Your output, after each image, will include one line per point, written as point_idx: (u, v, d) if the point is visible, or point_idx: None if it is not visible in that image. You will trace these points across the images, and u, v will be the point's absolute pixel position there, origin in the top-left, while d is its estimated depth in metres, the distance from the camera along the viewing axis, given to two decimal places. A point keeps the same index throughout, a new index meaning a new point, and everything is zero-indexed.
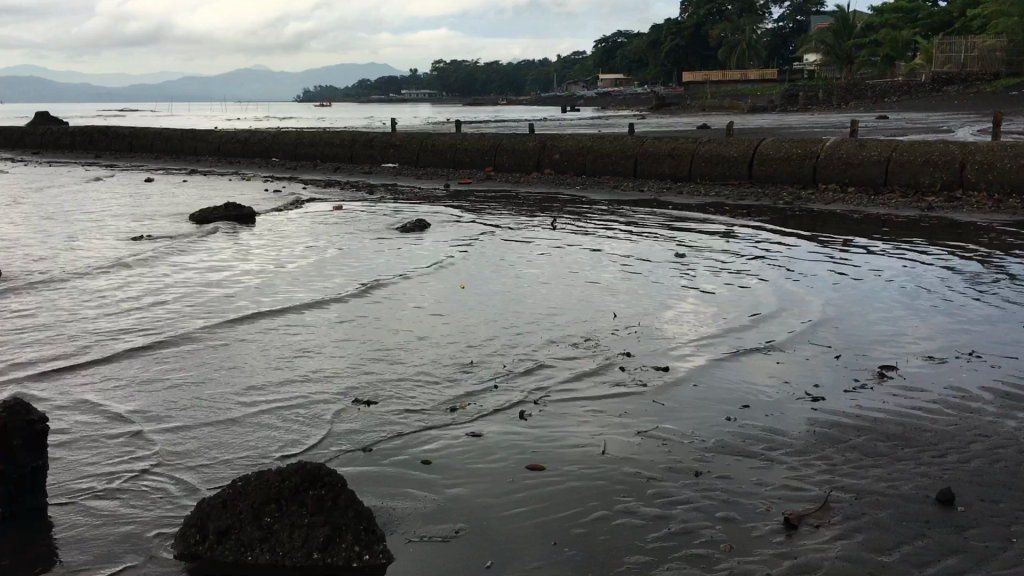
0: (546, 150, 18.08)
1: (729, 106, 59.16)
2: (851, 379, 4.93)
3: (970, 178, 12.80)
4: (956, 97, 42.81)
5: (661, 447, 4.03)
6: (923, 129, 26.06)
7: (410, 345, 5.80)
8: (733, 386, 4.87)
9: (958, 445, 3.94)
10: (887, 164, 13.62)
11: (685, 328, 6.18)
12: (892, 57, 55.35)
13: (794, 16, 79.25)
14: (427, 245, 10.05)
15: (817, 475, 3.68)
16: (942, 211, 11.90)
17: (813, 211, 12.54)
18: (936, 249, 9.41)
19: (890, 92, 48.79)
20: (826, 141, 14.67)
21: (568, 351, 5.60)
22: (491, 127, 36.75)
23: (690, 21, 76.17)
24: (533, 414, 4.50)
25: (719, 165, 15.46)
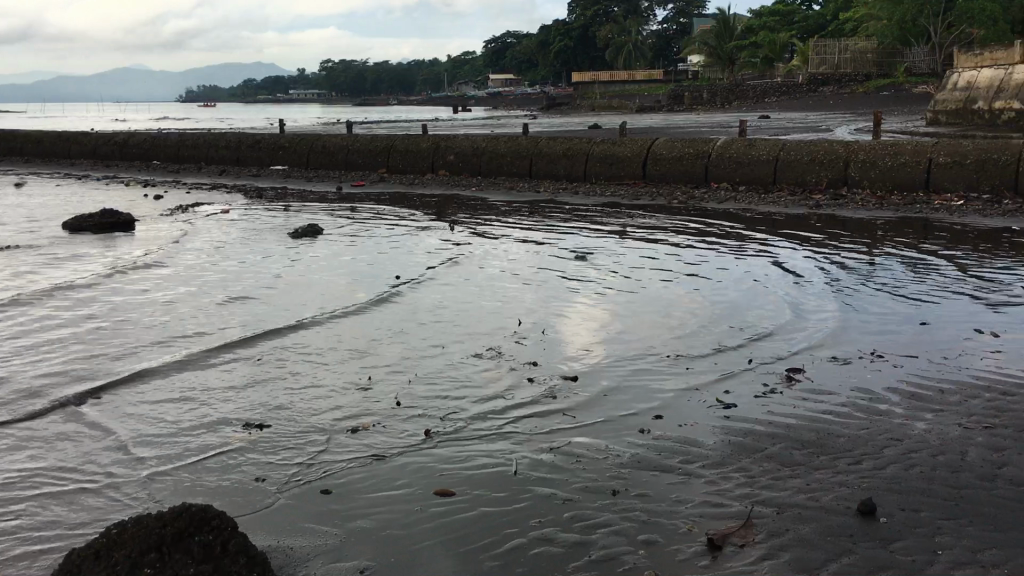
0: (440, 151, 17.81)
1: (617, 106, 60.07)
2: (760, 383, 4.86)
3: (855, 176, 13.13)
4: (832, 97, 44.60)
5: (574, 464, 3.85)
6: (804, 128, 26.87)
7: (306, 362, 5.48)
8: (644, 395, 4.75)
9: (873, 451, 3.87)
10: (775, 163, 13.87)
11: (590, 334, 6.05)
12: (771, 58, 57.30)
13: (677, 18, 81.07)
14: (320, 252, 9.67)
15: (737, 489, 3.55)
16: (829, 209, 12.16)
17: (707, 210, 12.67)
18: (828, 247, 9.56)
19: (770, 92, 50.49)
20: (716, 141, 14.86)
21: (472, 362, 5.37)
22: (383, 128, 36.23)
23: (577, 23, 77.00)
24: (439, 432, 4.27)
25: (613, 166, 15.49)
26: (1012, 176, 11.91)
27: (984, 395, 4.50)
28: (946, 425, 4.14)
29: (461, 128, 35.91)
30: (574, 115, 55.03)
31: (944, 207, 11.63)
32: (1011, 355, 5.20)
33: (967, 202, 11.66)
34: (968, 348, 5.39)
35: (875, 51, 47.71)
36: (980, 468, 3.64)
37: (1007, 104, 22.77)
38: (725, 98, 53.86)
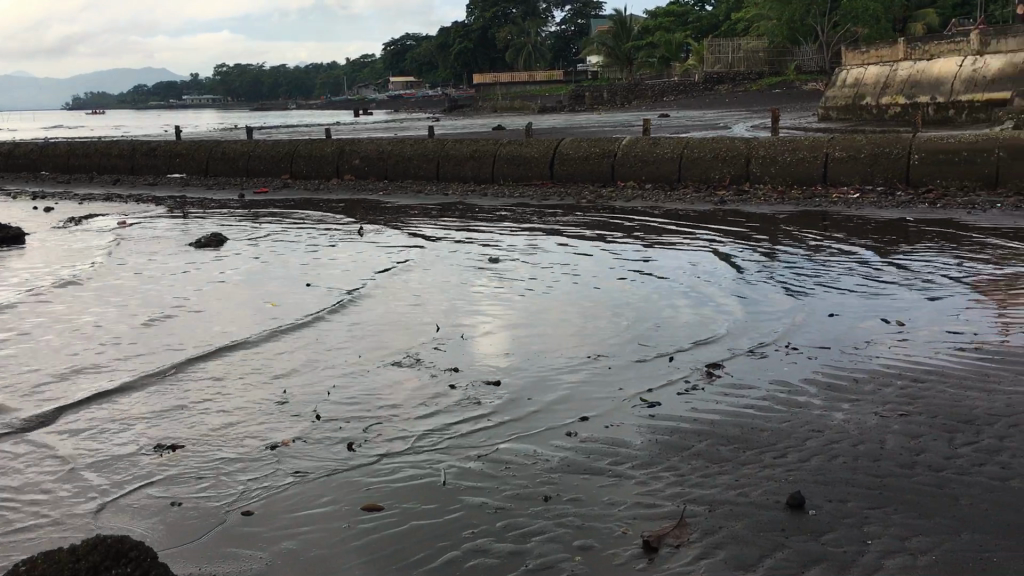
0: (344, 155, 17.53)
1: (518, 107, 60.34)
2: (681, 380, 4.89)
3: (756, 172, 13.45)
4: (727, 95, 45.82)
5: (504, 471, 3.79)
6: (703, 126, 27.45)
7: (218, 377, 5.27)
8: (569, 397, 4.72)
9: (795, 444, 3.93)
10: (679, 161, 14.10)
11: (510, 337, 6.01)
12: (667, 58, 58.52)
13: (575, 19, 81.96)
14: (226, 263, 9.38)
15: (668, 488, 3.55)
16: (733, 204, 12.42)
17: (615, 208, 12.79)
18: (734, 242, 9.76)
19: (667, 91, 51.56)
20: (621, 139, 15.02)
21: (392, 370, 5.26)
22: (283, 133, 35.52)
23: (476, 24, 77.08)
24: (364, 444, 4.16)
25: (521, 167, 15.51)
26: (903, 169, 12.38)
27: (897, 383, 4.62)
28: (863, 414, 4.22)
29: (363, 132, 35.56)
30: (477, 117, 55.14)
31: (841, 200, 12.01)
32: (918, 343, 5.37)
33: (863, 195, 12.07)
34: (876, 337, 5.55)
35: (766, 49, 49.26)
36: (899, 456, 3.73)
37: (893, 99, 23.73)
38: (625, 98, 54.73)
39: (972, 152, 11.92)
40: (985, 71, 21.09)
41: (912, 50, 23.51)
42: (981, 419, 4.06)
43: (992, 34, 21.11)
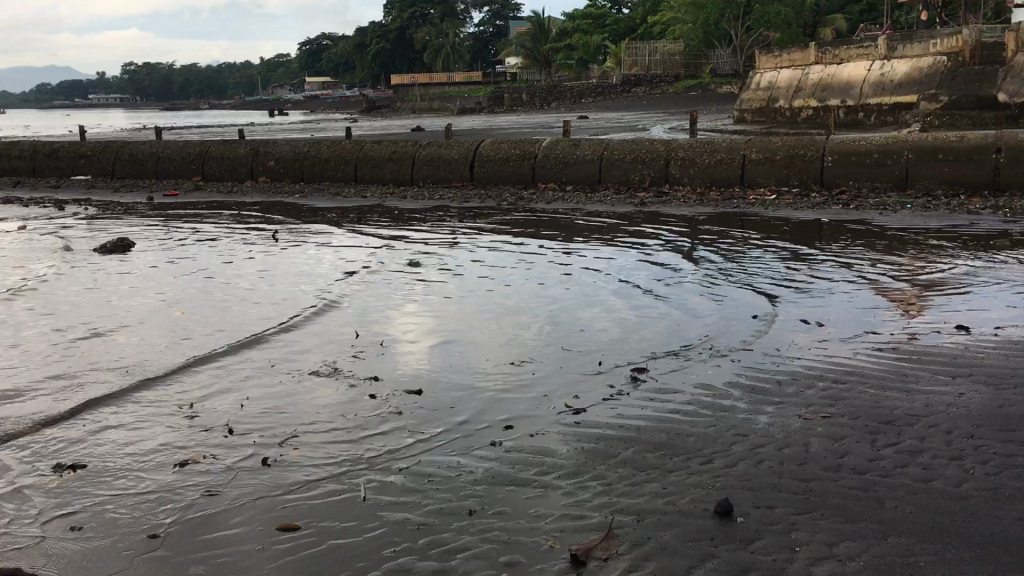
0: (259, 157, 17.12)
1: (437, 108, 60.07)
2: (606, 386, 4.82)
3: (675, 173, 13.56)
4: (645, 97, 46.44)
5: (427, 485, 3.66)
6: (621, 128, 27.70)
7: (126, 391, 5.03)
8: (492, 405, 4.61)
9: (721, 449, 3.89)
10: (599, 163, 14.14)
11: (433, 344, 5.88)
12: (586, 60, 59.04)
13: (493, 21, 82.05)
14: (134, 269, 9.02)
15: (595, 499, 3.47)
16: (653, 206, 12.50)
17: (536, 210, 12.76)
18: (657, 244, 9.80)
19: (586, 94, 52.04)
20: (541, 141, 14.99)
21: (311, 381, 5.08)
22: (195, 134, 34.60)
23: (394, 24, 76.52)
24: (279, 459, 3.98)
25: (441, 168, 15.36)
26: (817, 171, 12.62)
27: (819, 385, 4.64)
28: (787, 417, 4.22)
29: (281, 134, 34.99)
30: (397, 118, 54.83)
31: (758, 201, 12.19)
32: (838, 343, 5.42)
33: (779, 196, 12.26)
34: (798, 339, 5.58)
35: (682, 52, 50.11)
36: (824, 459, 3.72)
37: (805, 102, 24.31)
38: (545, 100, 55.07)
39: (883, 153, 12.22)
40: (892, 75, 21.76)
41: (822, 54, 24.11)
42: (902, 419, 4.10)
43: (898, 39, 21.79)
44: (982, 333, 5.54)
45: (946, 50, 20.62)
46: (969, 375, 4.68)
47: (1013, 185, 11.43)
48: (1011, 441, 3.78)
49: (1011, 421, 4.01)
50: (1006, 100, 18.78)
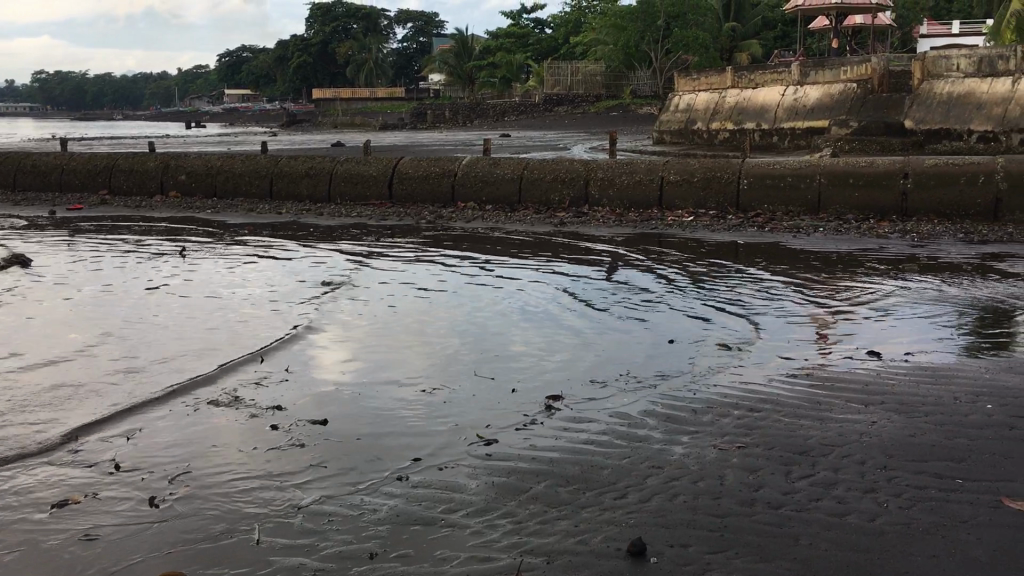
0: (169, 170, 16.58)
1: (359, 123, 59.56)
2: (520, 415, 4.66)
3: (595, 194, 13.57)
4: (566, 116, 46.87)
5: (327, 525, 3.45)
6: (541, 147, 27.83)
7: (7, 421, 4.68)
8: (402, 435, 4.42)
9: (636, 482, 3.78)
10: (519, 182, 14.06)
11: (342, 368, 5.65)
12: (508, 78, 59.30)
13: (416, 37, 81.90)
14: (29, 288, 8.56)
15: (503, 538, 3.31)
16: (572, 226, 12.47)
17: (455, 229, 12.61)
18: (575, 265, 9.72)
19: (508, 112, 52.28)
20: (461, 159, 14.85)
21: (210, 409, 4.82)
22: (105, 145, 33.55)
23: (316, 38, 75.72)
24: (168, 498, 3.72)
25: (359, 185, 15.09)
26: (733, 193, 12.76)
27: (735, 413, 4.57)
28: (703, 447, 4.13)
29: (193, 146, 34.23)
30: (317, 132, 54.12)
31: (676, 222, 12.26)
32: (754, 370, 5.37)
33: (697, 218, 12.36)
34: (715, 365, 5.52)
35: (603, 73, 50.75)
36: (739, 493, 3.63)
37: (722, 125, 24.75)
38: (467, 117, 55.14)
39: (797, 177, 12.41)
40: (805, 101, 22.32)
41: (739, 78, 24.61)
42: (815, 450, 4.04)
43: (810, 66, 22.37)
44: (894, 359, 5.57)
45: (856, 77, 21.24)
46: (881, 403, 4.67)
47: (920, 210, 11.72)
48: (922, 471, 3.75)
49: (922, 450, 3.98)
50: (912, 126, 19.42)
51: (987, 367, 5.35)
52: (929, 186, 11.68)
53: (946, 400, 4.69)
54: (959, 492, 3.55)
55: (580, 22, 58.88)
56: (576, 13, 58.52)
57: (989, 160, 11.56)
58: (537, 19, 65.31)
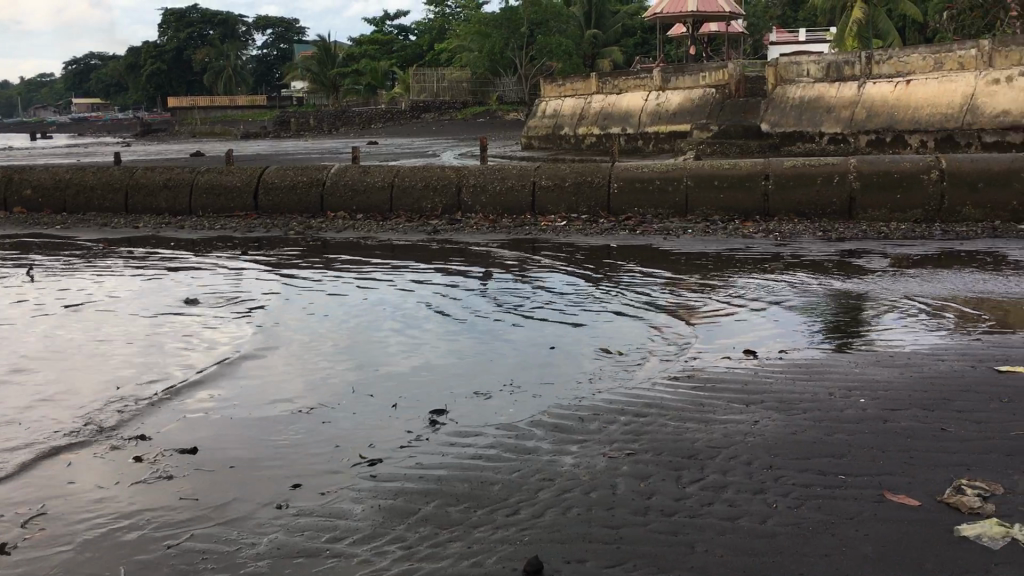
0: (13, 184, 15.55)
1: (220, 133, 57.79)
2: (404, 432, 4.49)
3: (467, 201, 13.48)
4: (434, 123, 46.78)
5: (202, 564, 3.20)
6: (410, 154, 27.66)
7: None
8: (280, 460, 4.19)
9: (528, 496, 3.68)
10: (390, 190, 13.84)
11: (213, 391, 5.34)
12: (373, 85, 59.45)
13: (277, 44, 80.18)
14: None
15: (394, 566, 3.15)
16: (446, 234, 12.34)
17: (325, 239, 12.27)
18: (451, 274, 9.60)
19: (375, 119, 51.76)
20: (329, 167, 14.50)
21: (67, 443, 4.45)
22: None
23: (171, 45, 73.08)
24: (20, 544, 3.39)
25: (222, 197, 14.54)
26: (603, 198, 12.92)
27: (620, 419, 4.54)
28: (592, 456, 4.07)
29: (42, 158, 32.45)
30: (175, 142, 52.22)
31: (549, 227, 12.31)
32: (637, 374, 5.37)
33: (569, 223, 12.45)
34: (597, 370, 5.49)
35: (470, 80, 50.95)
36: (632, 502, 3.58)
37: (588, 130, 25.13)
38: (332, 125, 54.32)
39: (664, 180, 12.66)
40: (667, 106, 22.91)
41: (603, 84, 25.08)
42: (702, 453, 4.04)
43: (670, 72, 22.98)
44: (769, 357, 5.68)
45: (713, 82, 21.95)
46: (761, 402, 4.73)
47: (781, 210, 12.14)
48: (806, 469, 3.80)
49: (805, 448, 4.04)
50: (768, 129, 20.23)
51: (856, 362, 5.52)
52: (789, 187, 12.10)
53: (822, 396, 4.80)
54: (844, 488, 3.60)
55: (444, 29, 58.86)
56: (440, 20, 58.50)
57: (842, 162, 12.05)
58: (400, 25, 64.94)
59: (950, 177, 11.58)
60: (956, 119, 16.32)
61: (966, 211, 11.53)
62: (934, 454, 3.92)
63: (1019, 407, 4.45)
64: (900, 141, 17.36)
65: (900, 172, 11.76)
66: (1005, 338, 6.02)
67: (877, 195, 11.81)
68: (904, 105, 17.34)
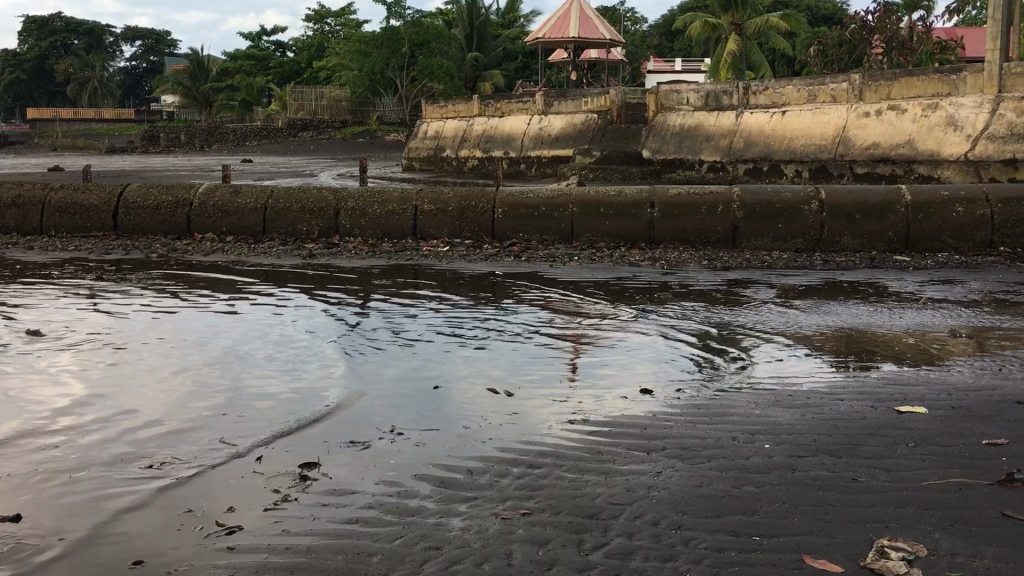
0: None
1: (85, 146, 55.14)
2: (269, 491, 3.94)
3: (345, 225, 12.91)
4: (311, 142, 45.82)
5: None
6: (287, 173, 26.84)
7: None
8: (119, 530, 3.58)
9: (412, 570, 3.20)
10: (264, 211, 13.13)
11: (47, 442, 4.66)
12: (249, 102, 58.27)
13: (147, 56, 77.47)
14: None
15: None
16: (322, 258, 11.74)
17: (191, 263, 11.49)
18: (327, 301, 9.02)
19: (251, 137, 50.43)
20: (197, 186, 13.66)
21: None
22: None
23: (31, 53, 69.52)
24: None
25: (79, 216, 13.52)
26: (488, 223, 12.57)
27: (514, 472, 4.11)
28: (484, 518, 3.62)
29: None
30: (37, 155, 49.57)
31: (431, 252, 11.88)
32: (529, 418, 4.96)
33: (452, 248, 12.05)
34: (486, 415, 5.05)
35: (349, 99, 50.18)
36: None
37: (469, 153, 24.88)
38: (205, 140, 52.59)
39: (550, 207, 12.40)
40: (549, 130, 22.86)
41: (485, 106, 24.89)
42: (605, 511, 3.66)
43: (553, 96, 22.95)
44: (667, 398, 5.37)
45: (596, 108, 22.03)
46: (663, 449, 4.41)
47: (666, 238, 12.07)
48: (715, 529, 3.47)
49: (712, 504, 3.72)
50: (649, 156, 20.48)
51: (756, 402, 5.27)
52: (675, 214, 12.03)
53: (725, 442, 4.51)
54: (759, 552, 3.29)
55: (324, 46, 57.73)
56: (318, 36, 57.40)
57: (726, 191, 12.06)
58: (278, 42, 63.56)
59: (829, 208, 11.74)
60: (828, 149, 16.77)
61: (845, 241, 11.70)
62: (849, 508, 3.66)
63: (927, 455, 4.26)
64: (775, 171, 17.67)
65: (781, 203, 11.85)
66: (897, 375, 5.92)
67: (759, 225, 11.86)
68: (780, 136, 17.71)
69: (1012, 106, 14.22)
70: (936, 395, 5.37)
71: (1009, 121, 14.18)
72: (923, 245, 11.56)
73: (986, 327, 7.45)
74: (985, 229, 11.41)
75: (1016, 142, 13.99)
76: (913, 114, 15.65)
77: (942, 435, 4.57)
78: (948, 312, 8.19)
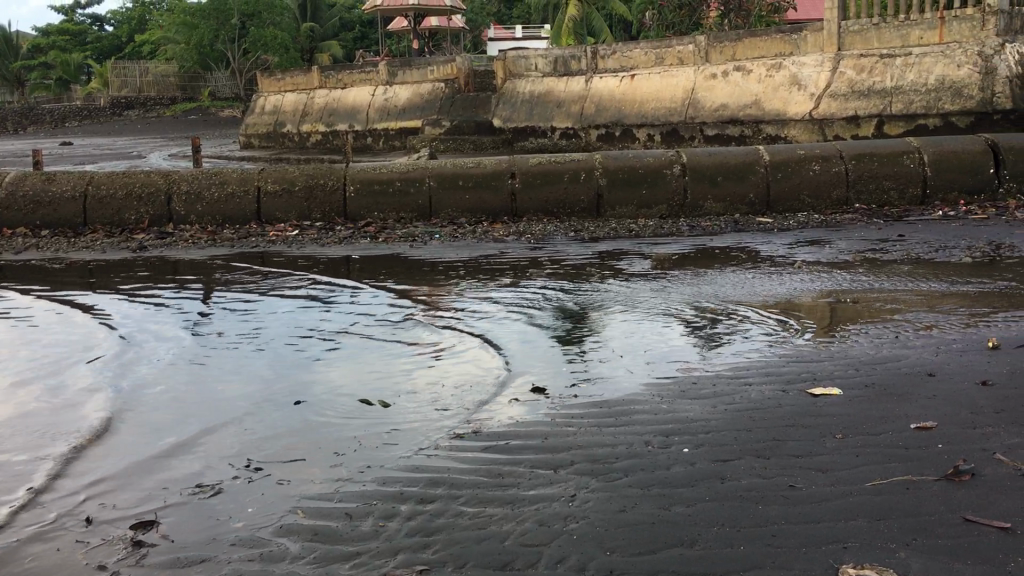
0: None
1: None
2: (93, 565, 3.12)
3: (179, 211, 11.73)
4: (138, 121, 43.05)
5: None
6: (114, 155, 25.02)
7: None
8: None
9: None
10: (83, 200, 11.76)
11: None
12: (65, 80, 54.12)
13: None
14: None
15: None
16: (155, 250, 10.57)
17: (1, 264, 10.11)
18: (166, 298, 8.00)
19: (69, 117, 46.92)
20: (4, 175, 12.11)
21: None
22: None
23: None
24: None
25: None
26: (339, 202, 11.68)
27: (400, 512, 3.42)
28: None
29: None
30: None
31: (278, 238, 10.92)
32: (410, 435, 4.28)
33: (301, 232, 11.12)
34: (361, 434, 4.34)
35: (176, 74, 47.42)
36: None
37: (310, 128, 23.66)
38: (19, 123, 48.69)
39: (405, 182, 11.61)
40: (395, 101, 21.95)
41: (326, 78, 23.65)
42: (518, 558, 3.03)
43: (397, 65, 21.98)
44: (563, 396, 4.79)
45: (441, 76, 21.25)
46: (571, 465, 3.81)
47: (529, 210, 11.52)
48: (653, 572, 2.90)
49: (641, 535, 3.15)
50: (501, 125, 19.94)
51: (660, 395, 4.75)
52: (536, 184, 11.49)
53: (638, 449, 3.96)
54: None
55: (145, 18, 54.36)
56: (139, 9, 54.11)
57: (588, 158, 11.61)
58: (94, 18, 59.47)
59: (692, 172, 11.48)
60: (679, 112, 16.63)
61: (708, 205, 11.48)
62: (796, 527, 3.16)
63: (859, 448, 3.84)
64: (627, 136, 17.44)
65: (644, 168, 11.50)
66: (798, 351, 5.55)
67: (622, 192, 11.49)
68: (630, 99, 17.46)
69: (852, 63, 14.38)
70: (844, 371, 5.01)
71: (850, 78, 14.35)
72: (784, 206, 11.46)
73: (868, 291, 7.25)
74: (842, 186, 11.40)
75: (859, 99, 14.18)
76: (759, 74, 15.65)
77: (866, 422, 4.17)
78: (825, 275, 7.98)
